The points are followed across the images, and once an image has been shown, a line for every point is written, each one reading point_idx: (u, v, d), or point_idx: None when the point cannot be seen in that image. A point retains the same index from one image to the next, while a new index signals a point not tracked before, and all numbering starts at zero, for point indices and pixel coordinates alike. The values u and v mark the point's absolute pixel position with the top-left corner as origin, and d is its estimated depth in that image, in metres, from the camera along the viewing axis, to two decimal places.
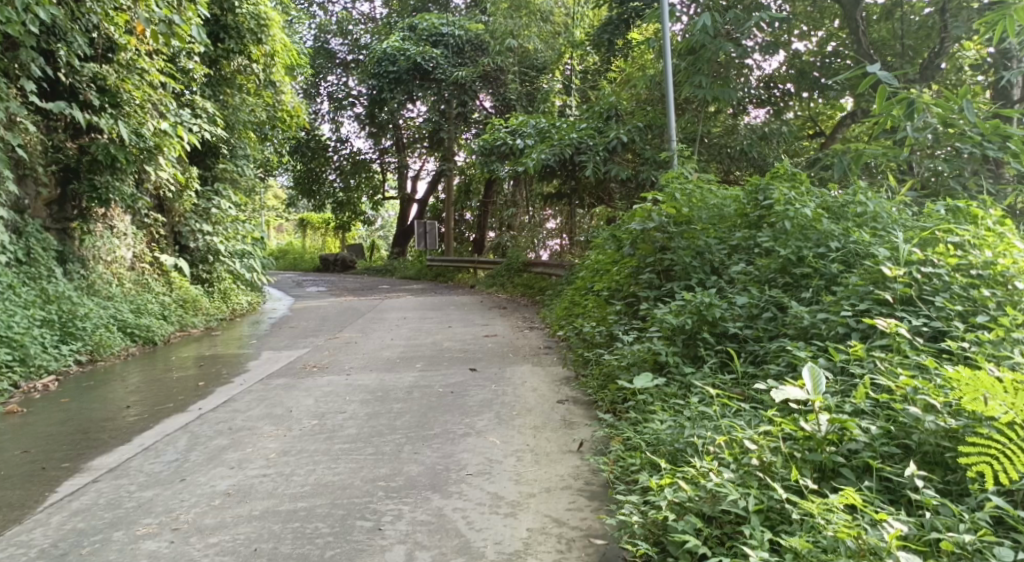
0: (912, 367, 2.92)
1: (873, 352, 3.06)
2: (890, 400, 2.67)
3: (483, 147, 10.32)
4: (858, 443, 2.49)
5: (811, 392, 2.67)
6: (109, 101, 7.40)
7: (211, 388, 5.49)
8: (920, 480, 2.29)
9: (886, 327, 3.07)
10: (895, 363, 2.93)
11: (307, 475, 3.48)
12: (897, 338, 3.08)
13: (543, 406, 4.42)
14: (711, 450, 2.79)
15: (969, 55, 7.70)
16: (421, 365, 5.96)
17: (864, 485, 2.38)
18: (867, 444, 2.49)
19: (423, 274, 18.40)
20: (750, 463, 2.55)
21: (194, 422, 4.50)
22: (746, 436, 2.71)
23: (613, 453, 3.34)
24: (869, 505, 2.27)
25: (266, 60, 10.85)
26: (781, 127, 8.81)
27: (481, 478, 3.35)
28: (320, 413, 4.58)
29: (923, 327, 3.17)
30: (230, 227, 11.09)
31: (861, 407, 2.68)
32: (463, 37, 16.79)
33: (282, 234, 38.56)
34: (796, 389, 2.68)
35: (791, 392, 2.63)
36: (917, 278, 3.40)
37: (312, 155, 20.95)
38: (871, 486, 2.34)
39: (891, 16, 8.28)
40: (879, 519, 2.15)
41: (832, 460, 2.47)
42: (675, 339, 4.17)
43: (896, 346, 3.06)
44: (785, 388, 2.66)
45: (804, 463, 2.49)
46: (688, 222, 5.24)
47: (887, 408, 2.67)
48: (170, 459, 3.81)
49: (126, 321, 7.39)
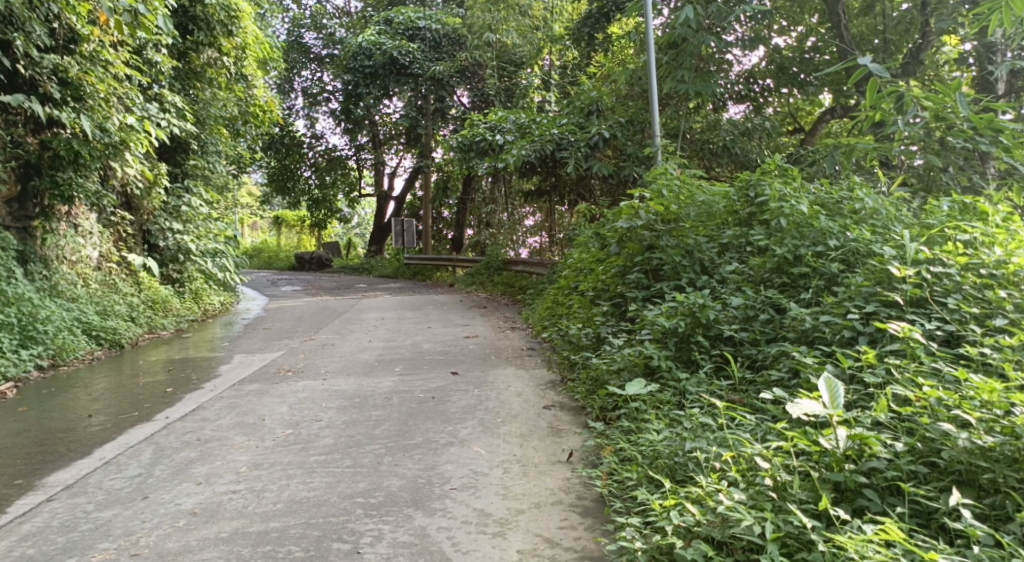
0: (928, 375, 2.77)
1: (886, 359, 2.91)
2: (914, 415, 2.50)
3: (462, 143, 10.06)
4: (881, 461, 2.33)
5: (828, 405, 2.49)
6: (71, 94, 7.01)
7: (179, 395, 5.20)
8: (962, 507, 2.12)
9: (899, 331, 2.93)
10: (909, 371, 2.78)
11: (280, 492, 3.24)
12: (911, 343, 2.92)
13: (529, 412, 4.23)
14: (716, 467, 2.63)
15: (946, 52, 7.60)
16: (400, 368, 5.73)
17: (892, 510, 2.21)
18: (890, 462, 2.33)
19: (401, 273, 18.12)
20: (761, 483, 2.39)
21: (160, 433, 4.22)
22: (755, 452, 2.56)
23: (608, 466, 3.16)
24: (906, 536, 2.09)
25: (237, 52, 10.54)
26: (765, 123, 8.63)
27: (466, 493, 3.15)
28: (295, 421, 4.33)
29: (937, 331, 3.04)
30: (201, 226, 10.73)
31: (880, 420, 2.53)
32: (440, 31, 16.57)
33: (257, 233, 37.90)
34: (812, 402, 2.51)
35: (807, 406, 2.45)
36: (926, 278, 3.25)
37: (286, 151, 20.48)
38: (902, 512, 2.17)
39: (870, 11, 8.28)
40: (922, 556, 1.98)
41: (852, 480, 2.30)
42: (666, 341, 3.99)
43: (910, 352, 2.90)
44: (801, 402, 2.49)
45: (822, 483, 2.32)
46: (676, 220, 5.06)
47: (908, 421, 2.51)
48: (132, 475, 3.54)
49: (91, 324, 7.07)
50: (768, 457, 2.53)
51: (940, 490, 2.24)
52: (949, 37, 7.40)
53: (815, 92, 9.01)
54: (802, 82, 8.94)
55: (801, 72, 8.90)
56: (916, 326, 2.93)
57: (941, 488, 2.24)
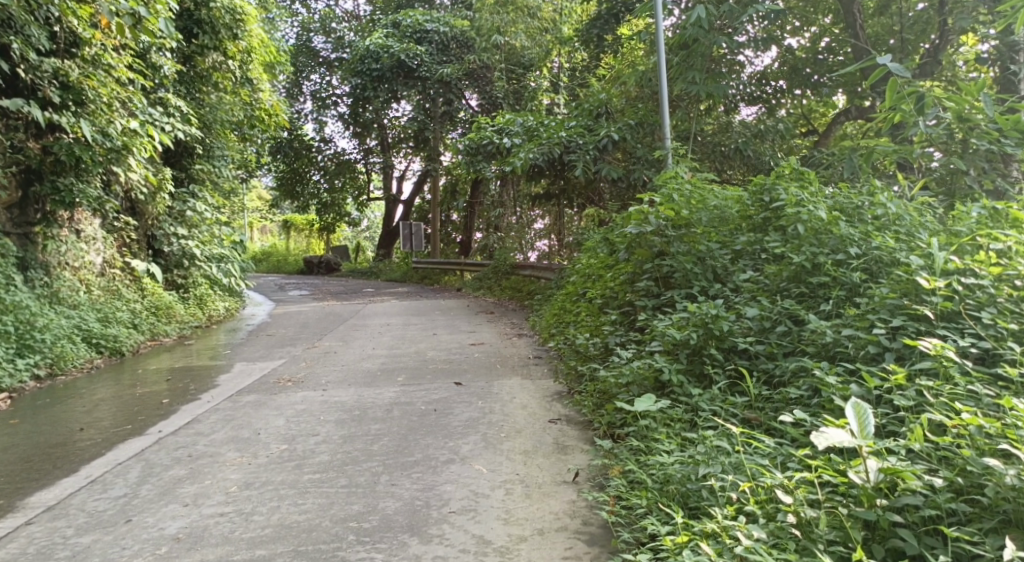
0: (963, 398, 2.57)
1: (917, 378, 2.71)
2: (954, 444, 2.30)
3: (469, 146, 9.89)
4: (918, 498, 2.12)
5: (857, 434, 2.29)
6: (72, 99, 6.86)
7: (175, 407, 5.06)
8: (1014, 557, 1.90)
9: (930, 348, 2.70)
10: (943, 394, 2.57)
11: (269, 515, 3.08)
12: (944, 362, 2.71)
13: (534, 427, 4.05)
14: (734, 498, 2.45)
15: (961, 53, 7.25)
16: (403, 378, 5.56)
17: (934, 556, 2.01)
18: (929, 500, 2.13)
19: (409, 278, 18.01)
20: (785, 520, 2.20)
21: (150, 448, 4.07)
22: (775, 483, 2.37)
23: (616, 489, 2.96)
24: None
25: (242, 56, 10.39)
26: (777, 124, 8.40)
27: (466, 517, 2.96)
28: (291, 436, 4.17)
29: (971, 349, 2.84)
30: (206, 231, 10.61)
31: (915, 450, 2.33)
32: (448, 34, 16.40)
33: (266, 236, 38.01)
34: (839, 430, 2.31)
35: (834, 436, 2.23)
36: (958, 290, 3.04)
37: (295, 155, 20.39)
38: (943, 556, 1.98)
39: (886, 11, 8.03)
40: None
41: (883, 516, 2.11)
42: (677, 354, 3.81)
43: (942, 372, 2.69)
44: (827, 430, 2.26)
45: (852, 521, 2.13)
46: (687, 225, 4.86)
47: (944, 451, 2.31)
48: (117, 495, 3.39)
49: (91, 331, 6.94)
50: (789, 488, 2.35)
51: (985, 532, 2.03)
52: (968, 37, 7.18)
53: (829, 94, 8.76)
54: (815, 83, 8.74)
55: (815, 73, 8.69)
56: (949, 343, 2.72)
57: (986, 530, 2.04)
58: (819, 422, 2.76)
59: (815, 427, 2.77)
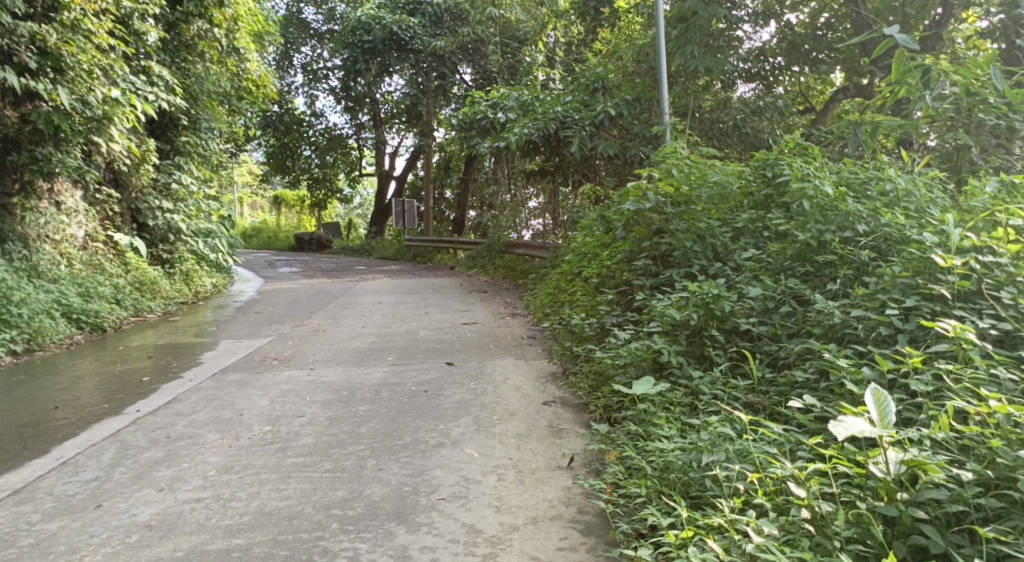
0: (985, 384, 2.44)
1: (936, 362, 2.58)
2: (978, 433, 2.16)
3: (463, 120, 9.65)
4: (944, 493, 1.99)
5: (876, 423, 2.17)
6: (50, 65, 6.53)
7: (156, 386, 4.89)
8: None
9: (948, 330, 2.58)
10: (964, 378, 2.44)
11: (249, 501, 2.94)
12: (963, 345, 2.58)
13: (528, 409, 3.92)
14: (742, 490, 2.32)
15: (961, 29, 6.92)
16: (393, 357, 5.41)
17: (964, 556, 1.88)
18: (957, 495, 2.00)
19: (401, 255, 17.84)
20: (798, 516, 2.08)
21: (128, 429, 3.92)
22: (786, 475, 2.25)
23: (613, 476, 2.83)
24: None
25: (229, 24, 10.07)
26: (777, 101, 8.23)
27: (455, 504, 2.83)
28: (275, 417, 4.02)
29: (991, 330, 2.71)
30: (193, 205, 10.37)
31: (939, 440, 2.20)
32: (441, 6, 16.07)
33: (257, 211, 37.76)
34: (857, 418, 2.18)
35: (854, 426, 2.09)
36: (976, 268, 2.89)
37: (285, 129, 20.01)
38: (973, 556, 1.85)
39: None
40: None
41: (902, 508, 1.99)
42: (677, 335, 3.67)
43: (962, 355, 2.55)
44: (845, 419, 2.12)
45: (872, 518, 2.01)
46: (687, 202, 4.70)
47: (969, 441, 2.18)
48: (89, 478, 3.24)
49: (71, 307, 6.75)
50: (801, 480, 2.23)
51: (1017, 531, 1.90)
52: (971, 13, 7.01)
53: (827, 71, 8.48)
54: (814, 60, 8.41)
55: (813, 50, 8.35)
56: (970, 326, 2.58)
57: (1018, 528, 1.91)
58: (830, 408, 2.64)
59: (825, 413, 2.65)
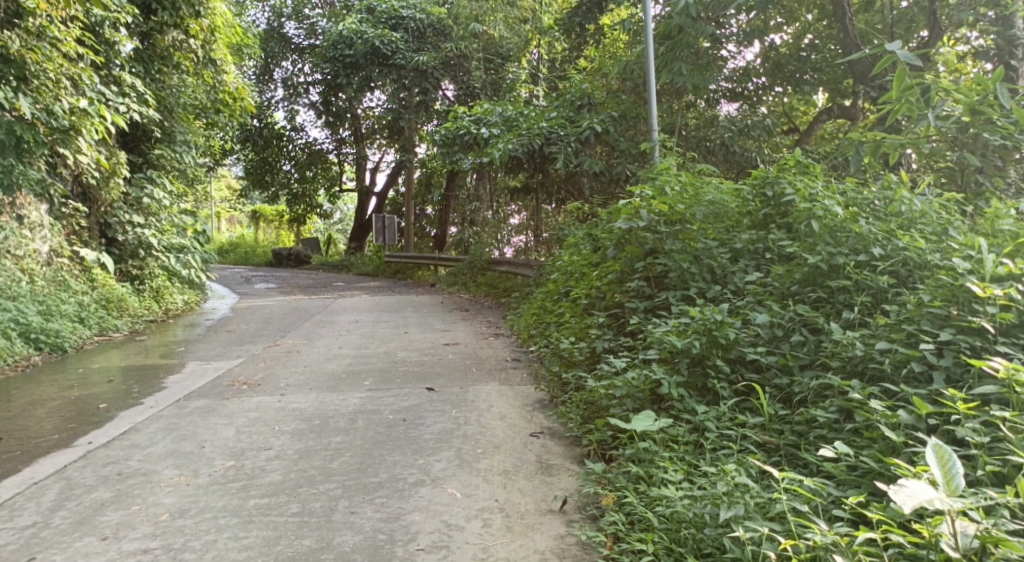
0: None
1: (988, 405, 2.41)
2: None
3: (445, 136, 9.35)
4: None
5: (940, 482, 2.01)
6: (13, 74, 6.11)
7: (113, 413, 4.52)
8: None
9: (998, 370, 2.43)
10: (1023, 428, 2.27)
11: (202, 553, 2.61)
12: (1014, 387, 2.40)
13: (514, 442, 3.62)
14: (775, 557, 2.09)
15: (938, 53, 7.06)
16: (371, 381, 5.10)
17: None
18: None
19: (381, 272, 17.50)
20: None
21: (76, 464, 3.56)
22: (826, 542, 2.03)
23: (614, 527, 2.57)
24: None
25: (205, 36, 9.64)
26: (765, 120, 7.98)
27: (435, 557, 2.52)
28: (239, 450, 3.68)
29: None
30: (165, 219, 9.97)
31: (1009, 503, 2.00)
32: (424, 21, 15.80)
33: (234, 226, 37.21)
34: (920, 479, 2.01)
35: (919, 492, 1.93)
36: (1017, 299, 2.71)
37: (264, 144, 19.67)
38: None
39: (870, 8, 7.65)
40: None
41: None
42: (677, 364, 3.40)
43: (1014, 399, 2.38)
44: (908, 484, 1.97)
45: None
46: (681, 221, 4.43)
47: None
48: (23, 525, 2.89)
49: (30, 326, 6.34)
50: (843, 548, 2.01)
51: None
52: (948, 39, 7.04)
53: (810, 92, 8.22)
54: (797, 81, 8.16)
55: (797, 70, 8.13)
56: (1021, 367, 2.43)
57: None
58: (864, 457, 2.42)
59: (858, 461, 2.43)
